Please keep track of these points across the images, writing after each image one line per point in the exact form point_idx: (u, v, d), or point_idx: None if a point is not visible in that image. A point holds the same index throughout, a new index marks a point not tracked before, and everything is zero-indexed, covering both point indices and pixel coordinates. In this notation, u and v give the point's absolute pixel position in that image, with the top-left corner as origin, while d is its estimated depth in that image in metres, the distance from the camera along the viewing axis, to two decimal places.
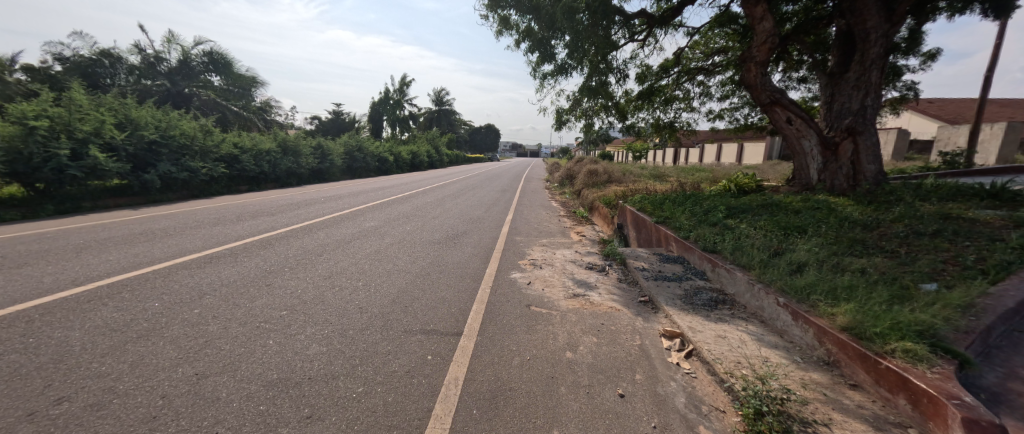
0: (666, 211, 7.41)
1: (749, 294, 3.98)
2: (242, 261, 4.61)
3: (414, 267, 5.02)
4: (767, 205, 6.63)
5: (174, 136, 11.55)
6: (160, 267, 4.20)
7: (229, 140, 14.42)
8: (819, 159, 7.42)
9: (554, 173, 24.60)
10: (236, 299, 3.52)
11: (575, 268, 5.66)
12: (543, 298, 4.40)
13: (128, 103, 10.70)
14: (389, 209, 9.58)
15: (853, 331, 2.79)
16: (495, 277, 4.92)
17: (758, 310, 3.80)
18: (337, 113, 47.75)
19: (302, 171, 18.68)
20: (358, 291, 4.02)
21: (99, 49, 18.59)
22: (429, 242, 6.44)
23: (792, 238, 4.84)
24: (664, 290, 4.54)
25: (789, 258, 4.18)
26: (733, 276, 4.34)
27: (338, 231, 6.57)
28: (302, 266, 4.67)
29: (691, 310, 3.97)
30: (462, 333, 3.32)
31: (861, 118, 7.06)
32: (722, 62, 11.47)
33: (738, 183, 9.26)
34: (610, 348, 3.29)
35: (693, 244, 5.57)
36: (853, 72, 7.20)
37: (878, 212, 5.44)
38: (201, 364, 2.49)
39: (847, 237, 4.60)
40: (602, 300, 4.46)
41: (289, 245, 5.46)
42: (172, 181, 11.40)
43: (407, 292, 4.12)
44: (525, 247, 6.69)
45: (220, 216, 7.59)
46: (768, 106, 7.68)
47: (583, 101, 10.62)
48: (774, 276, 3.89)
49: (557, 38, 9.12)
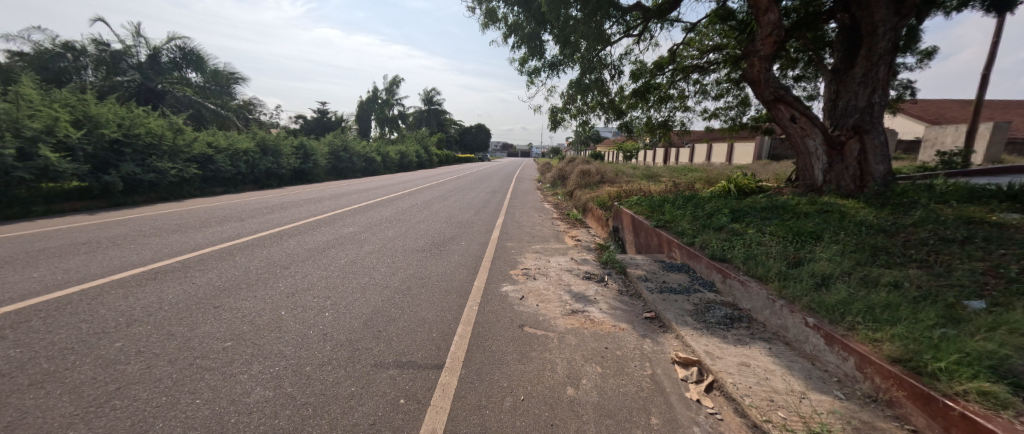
0: (666, 214, 6.97)
1: (769, 310, 3.54)
2: (193, 276, 4.03)
3: (393, 280, 4.48)
4: (774, 207, 6.22)
5: (139, 135, 10.81)
6: (90, 286, 3.61)
7: (202, 139, 13.67)
8: (825, 159, 7.03)
9: (545, 173, 24.15)
10: (173, 327, 2.96)
11: (572, 278, 5.18)
12: (538, 316, 3.89)
13: (86, 99, 9.99)
14: (371, 212, 9.01)
15: (909, 364, 2.32)
16: (483, 292, 4.41)
17: (780, 330, 3.37)
18: (322, 113, 46.65)
19: (284, 171, 17.88)
20: (325, 312, 3.47)
21: (60, 42, 17.77)
22: (412, 250, 5.89)
23: (808, 244, 4.41)
24: (672, 305, 4.08)
25: (811, 269, 3.73)
26: (748, 288, 3.91)
27: (310, 239, 5.98)
28: (262, 281, 4.09)
29: (705, 329, 3.51)
30: (443, 365, 2.80)
31: (868, 116, 6.72)
32: (718, 59, 11.13)
33: (737, 184, 8.90)
34: (618, 382, 2.79)
35: (698, 251, 5.16)
36: (859, 68, 6.84)
37: (895, 216, 5.04)
38: (101, 424, 1.93)
39: (868, 244, 4.19)
40: (603, 317, 3.98)
41: (252, 256, 4.88)
42: (137, 183, 10.66)
43: (381, 313, 3.58)
44: (516, 255, 6.18)
45: (182, 222, 6.95)
46: (771, 103, 7.30)
47: (576, 98, 10.14)
48: (797, 290, 3.45)
49: (548, 32, 8.63)
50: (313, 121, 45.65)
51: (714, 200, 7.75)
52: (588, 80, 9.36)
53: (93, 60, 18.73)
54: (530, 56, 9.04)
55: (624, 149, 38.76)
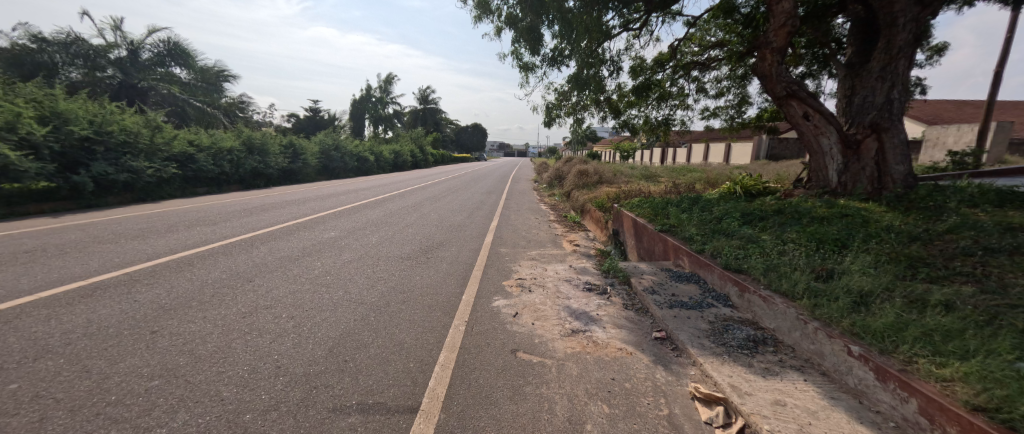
0: (670, 218, 6.51)
1: (800, 333, 3.08)
2: (136, 294, 3.52)
3: (370, 295, 3.97)
4: (788, 211, 5.76)
5: (113, 132, 10.24)
6: (8, 306, 3.09)
7: (182, 138, 13.11)
8: (840, 159, 6.56)
9: (542, 173, 23.66)
10: (91, 362, 2.45)
11: (571, 290, 4.71)
12: (534, 339, 3.39)
13: (54, 95, 9.44)
14: (357, 215, 8.50)
15: (999, 416, 1.83)
16: (472, 308, 3.92)
17: (815, 356, 2.90)
18: (315, 111, 46.03)
19: (272, 171, 17.28)
20: (283, 338, 2.96)
21: (35, 36, 16.98)
22: (395, 258, 5.38)
23: (835, 254, 3.95)
24: (685, 324, 3.61)
25: (845, 285, 3.26)
26: (771, 305, 3.44)
27: (285, 246, 5.46)
28: (218, 298, 3.58)
29: (726, 355, 3.03)
30: (418, 408, 2.31)
31: (886, 113, 6.28)
32: (720, 56, 10.70)
33: (744, 185, 8.48)
34: (629, 427, 2.29)
35: (711, 260, 4.68)
36: (877, 61, 6.39)
37: (925, 221, 4.57)
38: None
39: (901, 253, 3.75)
40: (608, 337, 3.50)
41: (213, 268, 4.35)
42: (110, 183, 10.10)
43: (350, 337, 3.07)
44: (510, 263, 5.69)
45: (148, 226, 6.41)
46: (782, 99, 6.85)
47: (573, 94, 9.66)
48: (833, 310, 2.97)
49: (544, 26, 8.15)
50: (305, 120, 45.08)
51: (722, 202, 7.29)
52: (586, 75, 8.88)
53: (69, 56, 17.96)
54: (526, 50, 8.52)
55: (621, 149, 38.30)
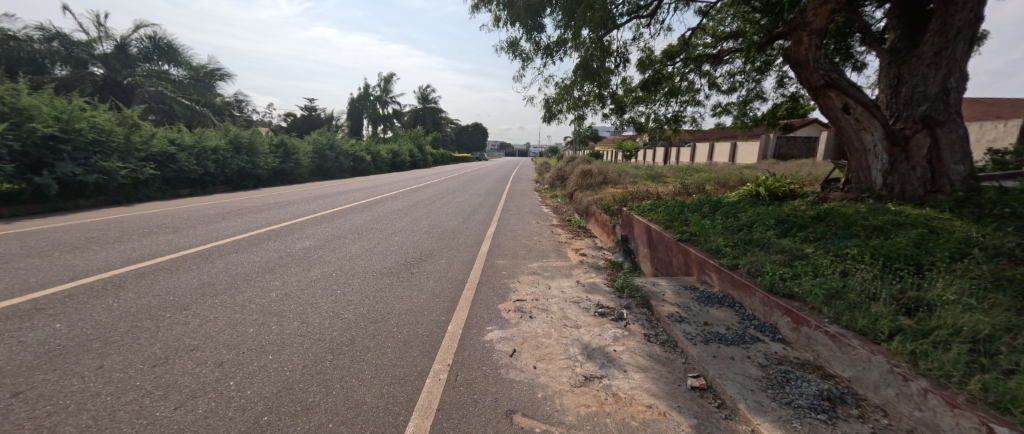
0: (690, 224, 5.71)
1: (894, 391, 2.29)
2: (25, 331, 2.74)
3: (331, 327, 3.18)
4: (830, 217, 4.94)
5: (81, 129, 9.52)
6: None
7: (161, 136, 12.38)
8: (885, 158, 5.73)
9: (543, 174, 22.90)
10: None
11: (580, 315, 3.92)
12: (536, 392, 2.59)
13: (15, 88, 8.72)
14: (340, 220, 7.73)
15: None
16: (459, 344, 3.13)
17: (923, 428, 2.09)
18: (313, 110, 45.38)
19: (260, 171, 16.51)
20: (195, 402, 2.17)
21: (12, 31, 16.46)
22: (372, 274, 4.59)
23: (914, 277, 3.14)
24: (729, 367, 2.82)
25: (952, 325, 2.45)
26: (844, 347, 2.65)
27: (245, 260, 4.68)
28: (132, 336, 2.79)
29: (798, 423, 2.22)
30: None
31: (941, 104, 5.48)
32: (736, 47, 9.86)
33: (767, 186, 7.63)
34: None
35: (748, 280, 3.88)
36: (929, 45, 5.57)
37: (1009, 233, 3.77)
38: None
39: (1004, 276, 2.94)
40: (630, 388, 2.70)
41: (147, 291, 3.58)
42: (79, 185, 9.40)
43: (289, 397, 2.28)
44: (508, 279, 4.90)
45: (97, 235, 5.67)
46: (819, 89, 6.01)
47: (576, 88, 8.85)
48: (948, 363, 2.16)
49: (546, 12, 7.33)
50: (301, 120, 44.43)
51: (746, 207, 6.47)
52: (592, 66, 8.06)
53: (49, 51, 17.39)
54: (526, 39, 7.70)
55: (624, 149, 37.68)
